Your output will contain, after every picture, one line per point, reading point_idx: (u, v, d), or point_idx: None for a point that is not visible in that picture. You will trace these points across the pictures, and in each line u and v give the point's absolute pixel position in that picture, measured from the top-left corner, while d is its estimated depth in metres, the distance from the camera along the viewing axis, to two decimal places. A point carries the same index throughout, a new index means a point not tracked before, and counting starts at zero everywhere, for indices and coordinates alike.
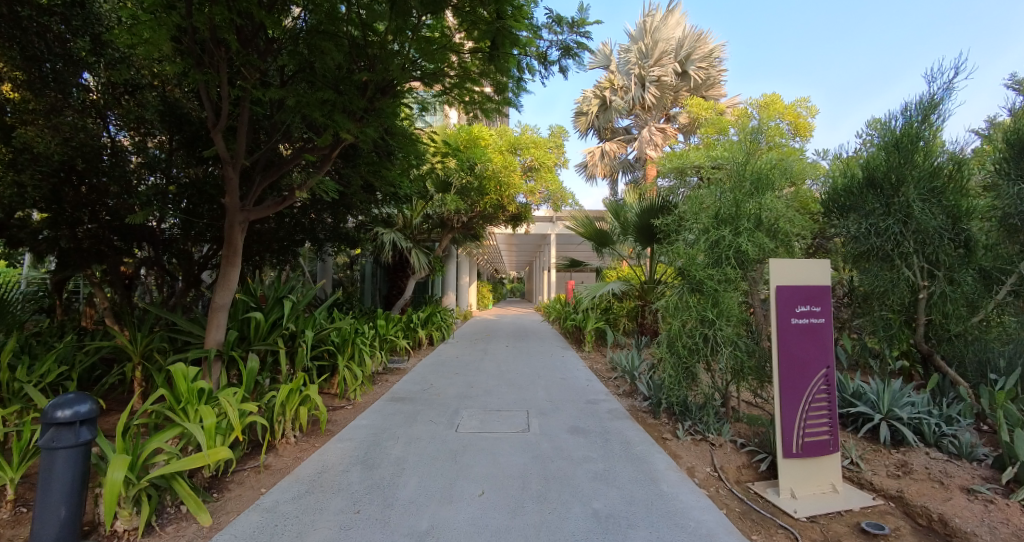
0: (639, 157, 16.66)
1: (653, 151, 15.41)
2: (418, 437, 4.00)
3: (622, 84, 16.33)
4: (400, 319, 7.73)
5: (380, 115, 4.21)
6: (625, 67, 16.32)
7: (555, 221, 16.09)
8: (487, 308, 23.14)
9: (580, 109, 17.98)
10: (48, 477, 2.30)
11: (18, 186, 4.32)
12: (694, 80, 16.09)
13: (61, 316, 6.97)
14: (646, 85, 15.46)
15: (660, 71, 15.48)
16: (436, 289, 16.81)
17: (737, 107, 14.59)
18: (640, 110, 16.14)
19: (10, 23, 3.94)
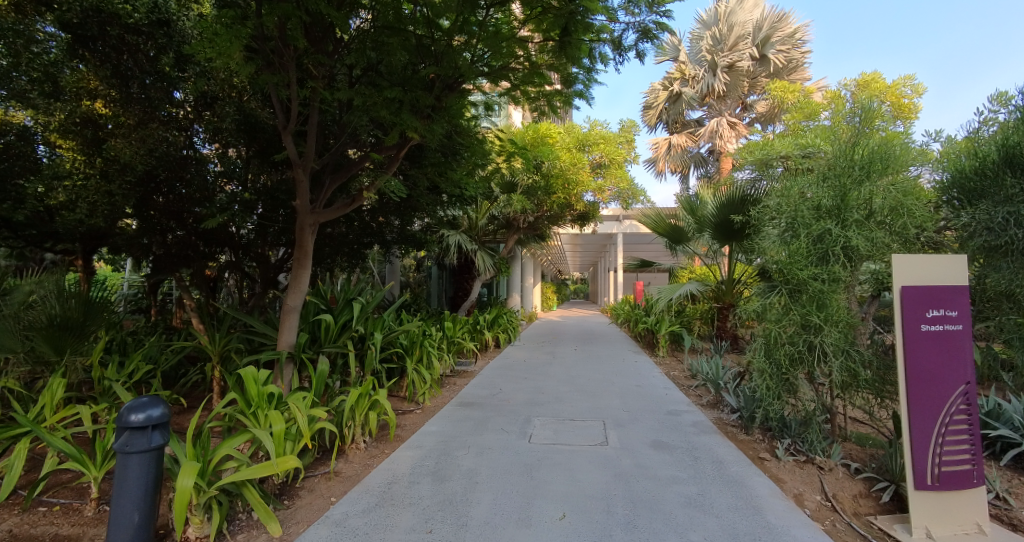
0: (712, 149, 15.78)
1: (727, 143, 14.55)
2: (490, 448, 3.78)
3: (694, 73, 15.57)
4: (466, 321, 7.61)
5: (448, 113, 4.01)
6: (697, 55, 15.53)
7: (622, 219, 15.71)
8: (549, 309, 22.83)
9: (647, 102, 17.40)
10: (122, 483, 2.28)
11: (108, 195, 4.45)
12: (773, 65, 14.99)
13: (155, 316, 7.38)
14: (720, 74, 14.62)
15: (735, 57, 14.55)
16: (499, 291, 16.72)
17: (825, 92, 13.37)
18: (713, 99, 15.37)
19: (104, 43, 4.25)
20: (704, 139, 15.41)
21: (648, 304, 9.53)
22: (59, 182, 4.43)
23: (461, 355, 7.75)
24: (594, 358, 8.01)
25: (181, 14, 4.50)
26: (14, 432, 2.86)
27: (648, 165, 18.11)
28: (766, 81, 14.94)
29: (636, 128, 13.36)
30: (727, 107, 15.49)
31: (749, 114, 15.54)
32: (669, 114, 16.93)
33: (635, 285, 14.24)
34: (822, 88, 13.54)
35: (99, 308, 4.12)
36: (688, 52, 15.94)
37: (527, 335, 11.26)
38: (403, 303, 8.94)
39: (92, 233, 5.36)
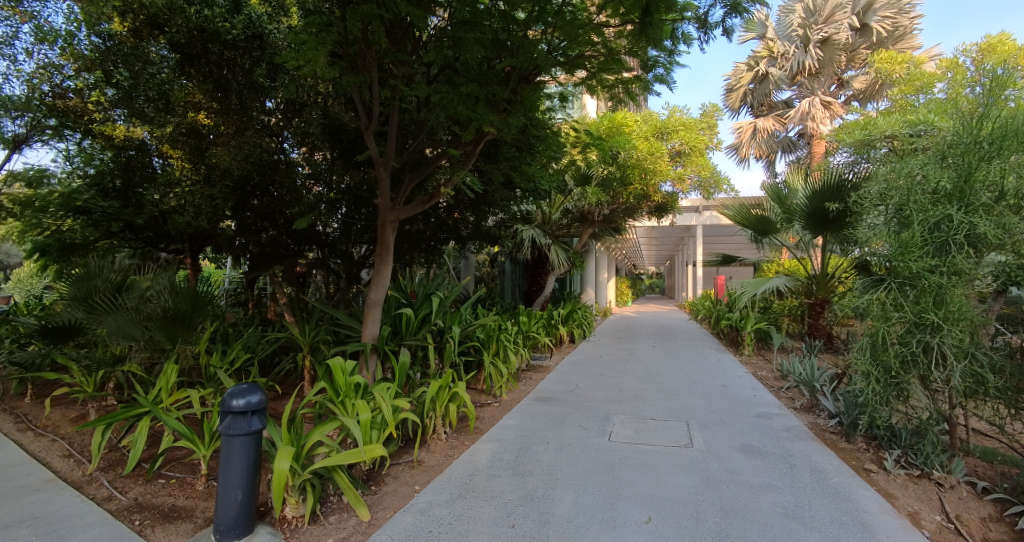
0: (803, 131, 14.65)
1: (820, 124, 13.43)
2: (569, 445, 3.74)
3: (782, 50, 14.58)
4: (540, 316, 7.60)
5: (524, 105, 3.98)
6: (786, 30, 14.52)
7: (702, 211, 15.44)
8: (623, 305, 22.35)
9: (729, 85, 16.53)
10: (227, 462, 2.47)
11: (211, 199, 4.84)
12: (876, 34, 13.60)
13: (253, 309, 8.01)
14: (813, 49, 13.61)
15: (832, 28, 13.46)
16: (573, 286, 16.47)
17: (941, 60, 11.90)
18: (805, 76, 14.31)
19: (207, 60, 4.63)
20: (794, 122, 14.31)
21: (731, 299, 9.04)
22: (172, 188, 4.90)
23: (536, 350, 7.77)
24: (672, 355, 7.71)
25: (272, 26, 4.76)
26: (136, 411, 3.21)
27: (730, 151, 17.24)
28: (867, 54, 13.62)
29: (719, 112, 12.80)
30: (821, 85, 14.46)
31: (846, 90, 14.25)
32: (755, 96, 15.96)
33: (716, 279, 13.59)
34: (936, 57, 12.08)
35: (205, 302, 4.49)
36: (776, 28, 14.92)
37: (601, 330, 11.09)
38: (479, 298, 9.11)
39: (199, 234, 5.90)
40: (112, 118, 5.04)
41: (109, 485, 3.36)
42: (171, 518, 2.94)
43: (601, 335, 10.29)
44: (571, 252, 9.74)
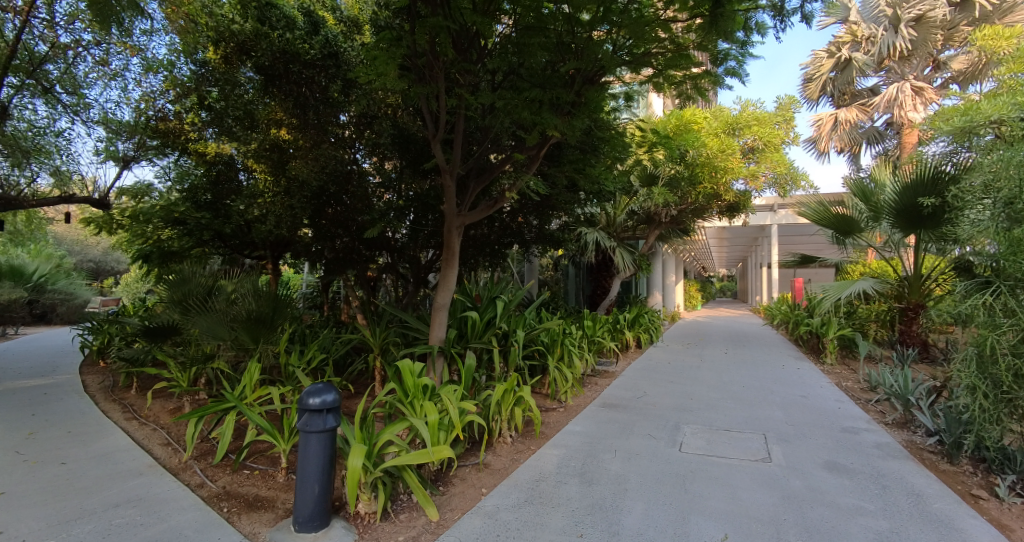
0: (892, 120, 13.52)
1: (913, 111, 12.34)
2: (637, 454, 3.63)
3: (868, 34, 13.55)
4: (606, 320, 7.47)
5: (588, 107, 3.94)
6: (872, 12, 13.48)
7: (776, 209, 14.85)
8: (692, 309, 21.49)
9: (806, 75, 15.52)
10: (305, 458, 2.60)
11: (290, 209, 5.17)
12: (979, 9, 12.28)
13: (327, 311, 8.47)
14: (905, 29, 12.48)
15: (926, 6, 12.29)
16: (639, 290, 16.30)
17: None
18: (894, 60, 13.23)
19: (289, 80, 4.98)
20: (879, 109, 13.34)
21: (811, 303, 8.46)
22: (256, 199, 5.28)
23: (601, 356, 7.64)
24: (746, 362, 7.31)
25: (347, 45, 5.12)
26: (223, 406, 3.46)
27: (808, 144, 16.22)
28: (968, 31, 12.33)
29: (796, 104, 12.12)
30: (913, 69, 13.36)
31: (944, 72, 13.01)
32: (836, 85, 14.83)
33: (793, 282, 12.77)
34: None
35: (285, 306, 4.78)
36: (861, 11, 13.89)
37: (668, 335, 10.73)
38: (543, 302, 9.10)
39: (279, 241, 6.32)
40: (204, 136, 5.52)
41: (201, 473, 3.65)
42: (255, 507, 3.14)
43: (668, 340, 9.96)
44: (637, 255, 9.46)
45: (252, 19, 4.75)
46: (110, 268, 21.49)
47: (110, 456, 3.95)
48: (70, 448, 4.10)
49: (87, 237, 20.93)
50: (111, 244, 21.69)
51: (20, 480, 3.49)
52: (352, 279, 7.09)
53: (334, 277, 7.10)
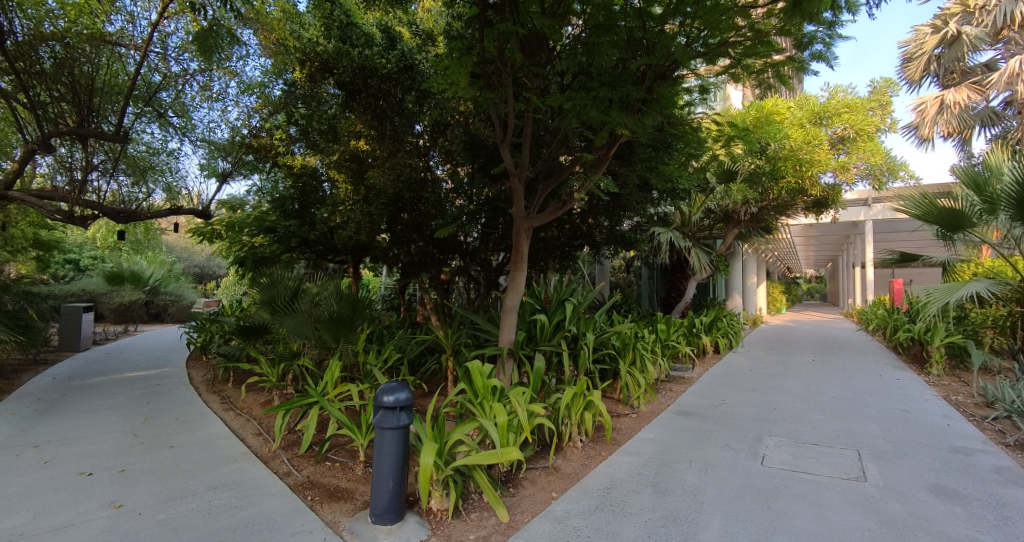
0: (1013, 98, 11.97)
1: None
2: (715, 465, 3.44)
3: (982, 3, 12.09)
4: (680, 324, 7.19)
5: (660, 104, 3.83)
6: None
7: (871, 203, 13.66)
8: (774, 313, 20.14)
9: (906, 55, 14.13)
10: (380, 453, 2.70)
11: (369, 216, 5.41)
12: None
13: (404, 312, 8.82)
14: None
15: None
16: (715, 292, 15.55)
17: None
18: (1015, 30, 11.72)
19: (368, 93, 5.25)
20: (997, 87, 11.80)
21: (914, 307, 7.67)
22: (338, 207, 5.54)
23: (675, 361, 7.35)
24: (838, 371, 6.73)
25: (421, 57, 5.33)
26: (308, 400, 3.69)
27: (908, 131, 14.76)
28: None
29: (895, 87, 11.06)
30: None
31: None
32: (942, 63, 13.36)
33: (892, 283, 11.62)
34: None
35: (364, 308, 5.02)
36: None
37: (747, 341, 10.13)
38: (614, 305, 8.95)
39: (358, 246, 6.66)
40: (293, 151, 5.94)
41: (288, 462, 3.91)
42: (336, 497, 3.31)
43: (748, 345, 9.41)
44: (714, 256, 9.03)
45: (335, 40, 5.10)
46: (213, 273, 23.74)
47: (210, 443, 4.34)
48: (179, 433, 4.56)
49: (194, 245, 23.29)
50: (214, 251, 23.99)
51: (138, 460, 3.93)
52: (427, 282, 7.34)
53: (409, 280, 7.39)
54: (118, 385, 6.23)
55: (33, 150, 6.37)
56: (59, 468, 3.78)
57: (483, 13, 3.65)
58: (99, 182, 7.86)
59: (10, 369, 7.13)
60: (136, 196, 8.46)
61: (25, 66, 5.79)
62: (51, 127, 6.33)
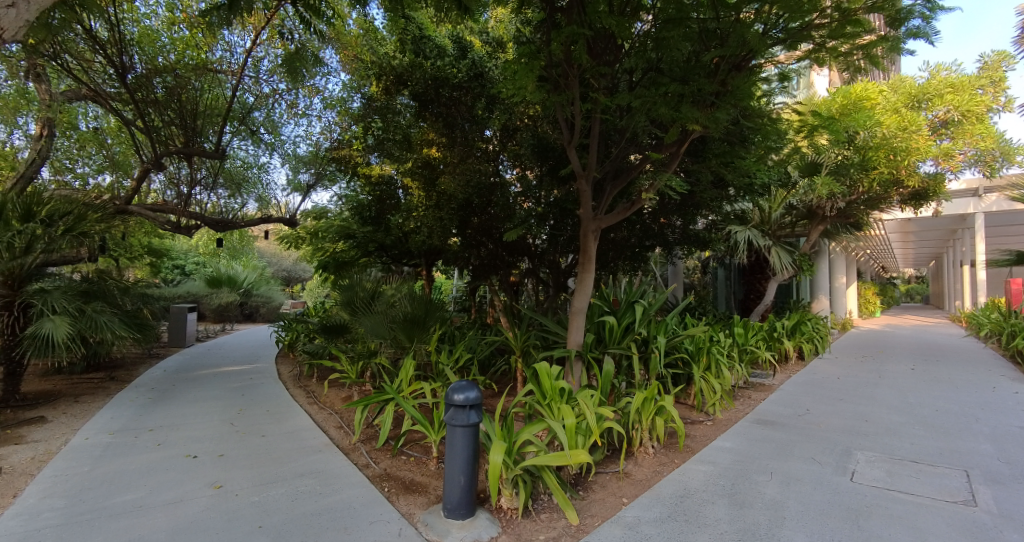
0: None
1: None
2: (798, 479, 3.23)
3: None
4: (759, 327, 6.80)
5: (735, 96, 3.67)
6: None
7: (981, 193, 12.23)
8: (866, 316, 18.47)
9: None
10: (451, 450, 2.78)
11: (440, 221, 5.59)
12: None
13: (474, 314, 9.02)
14: None
15: None
16: (798, 293, 14.51)
17: None
18: None
19: (440, 102, 5.46)
20: None
21: None
22: (413, 213, 5.75)
23: (755, 367, 6.96)
24: (945, 381, 6.07)
25: (491, 64, 5.47)
26: (384, 397, 3.88)
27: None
28: None
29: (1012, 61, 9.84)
30: None
31: None
32: None
33: (1009, 284, 10.26)
34: None
35: (436, 309, 5.19)
36: None
37: (835, 346, 9.39)
38: (686, 308, 8.64)
39: (431, 250, 6.90)
40: (370, 161, 6.26)
41: (366, 455, 4.13)
42: (411, 490, 3.45)
43: (837, 351, 8.73)
44: (796, 255, 8.47)
45: (410, 53, 5.45)
46: (299, 277, 25.54)
47: (297, 434, 4.68)
48: (270, 424, 4.95)
49: (282, 251, 25.17)
50: (299, 256, 25.83)
51: (236, 446, 4.31)
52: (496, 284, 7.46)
53: (479, 283, 7.55)
54: (218, 379, 6.88)
55: (148, 169, 7.20)
56: (170, 450, 4.23)
57: (551, 16, 3.76)
58: (203, 196, 8.73)
59: (131, 361, 8.09)
60: (233, 207, 9.31)
61: (142, 96, 6.56)
62: (163, 148, 7.13)
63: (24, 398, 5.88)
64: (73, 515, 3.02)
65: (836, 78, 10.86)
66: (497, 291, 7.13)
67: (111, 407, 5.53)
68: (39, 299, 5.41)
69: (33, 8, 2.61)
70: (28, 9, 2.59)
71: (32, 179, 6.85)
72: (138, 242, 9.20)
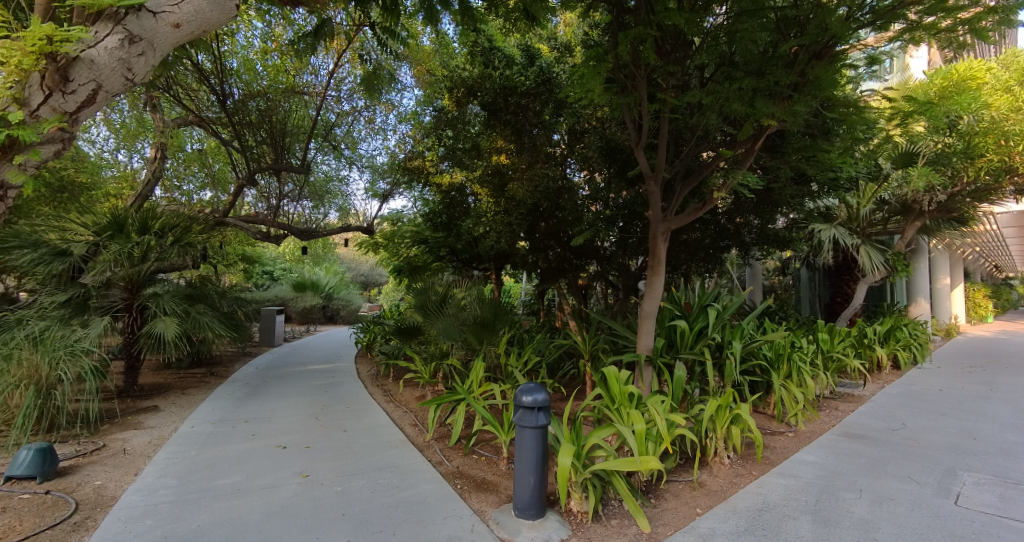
0: None
1: None
2: (892, 499, 2.98)
3: None
4: (848, 333, 6.32)
5: (816, 87, 3.47)
6: None
7: None
8: (977, 322, 16.51)
9: None
10: (521, 450, 2.84)
11: (509, 226, 5.71)
12: None
13: (542, 317, 9.08)
14: None
15: None
16: (894, 296, 13.25)
17: None
18: None
19: (509, 110, 5.60)
20: None
21: None
22: (482, 219, 5.90)
23: (843, 376, 6.47)
24: None
25: (559, 69, 5.54)
26: (456, 397, 4.02)
27: None
28: None
29: None
30: None
31: None
32: None
33: None
34: None
35: (506, 312, 5.31)
36: None
37: (937, 355, 8.51)
38: (764, 311, 8.19)
39: (500, 254, 7.04)
40: (441, 169, 6.48)
41: (439, 452, 4.30)
42: (482, 488, 3.56)
43: (939, 361, 7.90)
44: (890, 254, 7.78)
45: (480, 65, 5.61)
46: (375, 281, 26.74)
47: (375, 430, 4.96)
48: (350, 420, 5.27)
49: (359, 256, 26.63)
50: (376, 261, 27.16)
51: (320, 439, 4.65)
52: (563, 288, 7.48)
53: (547, 286, 7.61)
54: (304, 376, 7.42)
55: (243, 184, 7.93)
56: (263, 440, 4.64)
57: (619, 18, 3.76)
58: (290, 207, 9.47)
59: (229, 359, 8.91)
60: (317, 216, 10.00)
61: (239, 118, 7.26)
62: (255, 165, 7.83)
63: (142, 389, 6.67)
64: (183, 493, 3.41)
65: (939, 57, 9.79)
66: (565, 294, 7.14)
67: (212, 399, 6.14)
68: (153, 302, 6.12)
69: (158, 53, 2.94)
70: (154, 55, 2.94)
71: (147, 197, 7.75)
72: (234, 251, 10.13)
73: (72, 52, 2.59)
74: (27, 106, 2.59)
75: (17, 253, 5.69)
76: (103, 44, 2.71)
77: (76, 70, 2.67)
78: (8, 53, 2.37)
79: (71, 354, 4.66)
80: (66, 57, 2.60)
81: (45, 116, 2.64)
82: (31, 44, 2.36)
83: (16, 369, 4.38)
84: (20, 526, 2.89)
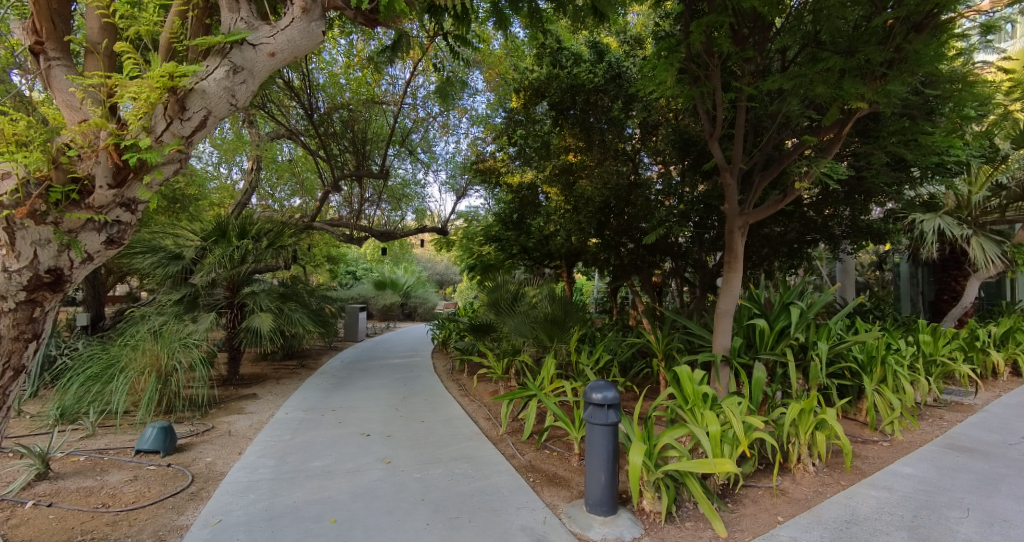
0: None
1: None
2: (1006, 520, 2.73)
3: None
4: (955, 334, 5.74)
5: (913, 66, 3.22)
6: None
7: None
8: None
9: None
10: (591, 447, 2.90)
11: (578, 223, 5.76)
12: None
13: (614, 315, 9.04)
14: None
15: None
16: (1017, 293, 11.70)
17: None
18: None
19: (580, 106, 5.63)
20: None
21: None
22: (552, 217, 6.03)
23: (949, 382, 5.88)
24: None
25: (629, 63, 5.50)
26: (528, 393, 4.15)
27: None
28: None
29: None
30: None
31: None
32: None
33: None
34: None
35: (576, 309, 5.38)
36: None
37: None
38: (856, 310, 7.60)
39: (570, 253, 7.11)
40: (512, 169, 6.66)
41: (512, 446, 4.47)
42: (555, 483, 3.67)
43: None
44: (1009, 245, 6.94)
45: (547, 65, 5.71)
46: (449, 279, 27.74)
47: (451, 422, 5.22)
48: (428, 412, 5.58)
49: (434, 256, 27.75)
50: (450, 260, 28.18)
51: (401, 429, 4.98)
52: (636, 286, 7.41)
53: (619, 283, 7.57)
54: (386, 369, 7.93)
55: (328, 191, 8.58)
56: (350, 427, 5.05)
57: (690, 7, 3.70)
58: (371, 210, 10.11)
59: (317, 352, 9.69)
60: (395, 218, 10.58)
61: (326, 129, 7.89)
62: (340, 171, 8.46)
63: (244, 378, 7.45)
64: (282, 472, 3.83)
65: None
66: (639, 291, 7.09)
67: (305, 389, 6.74)
68: (251, 299, 6.80)
69: (256, 81, 3.27)
70: (254, 82, 3.27)
71: (246, 205, 8.61)
72: (321, 252, 10.97)
73: (190, 85, 2.85)
74: (152, 132, 2.79)
75: (141, 257, 6.51)
76: (213, 76, 3.01)
77: (192, 99, 2.91)
78: (139, 89, 2.55)
79: (183, 345, 5.34)
80: (184, 90, 2.85)
81: (167, 141, 2.86)
82: (157, 81, 2.56)
83: (141, 357, 5.07)
84: (149, 492, 3.40)
